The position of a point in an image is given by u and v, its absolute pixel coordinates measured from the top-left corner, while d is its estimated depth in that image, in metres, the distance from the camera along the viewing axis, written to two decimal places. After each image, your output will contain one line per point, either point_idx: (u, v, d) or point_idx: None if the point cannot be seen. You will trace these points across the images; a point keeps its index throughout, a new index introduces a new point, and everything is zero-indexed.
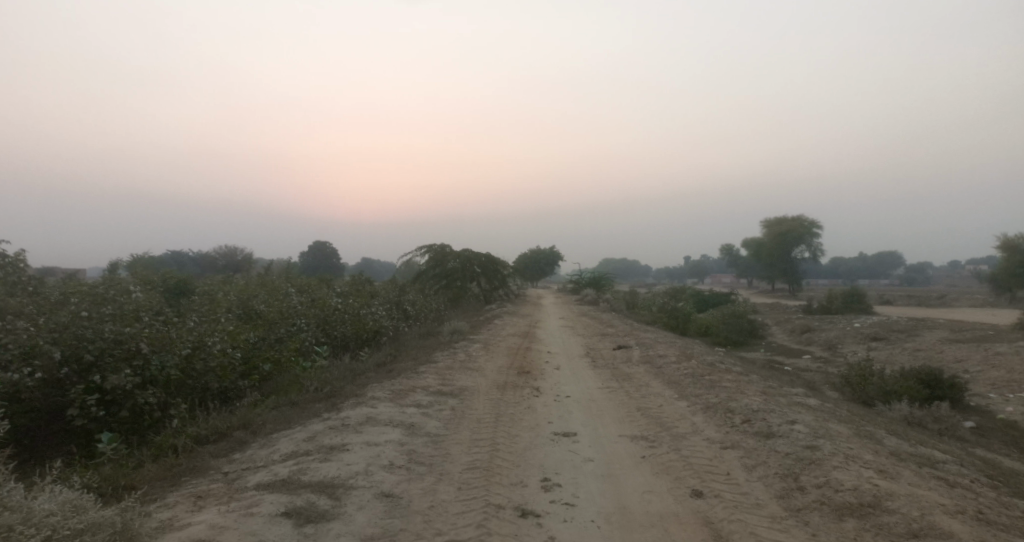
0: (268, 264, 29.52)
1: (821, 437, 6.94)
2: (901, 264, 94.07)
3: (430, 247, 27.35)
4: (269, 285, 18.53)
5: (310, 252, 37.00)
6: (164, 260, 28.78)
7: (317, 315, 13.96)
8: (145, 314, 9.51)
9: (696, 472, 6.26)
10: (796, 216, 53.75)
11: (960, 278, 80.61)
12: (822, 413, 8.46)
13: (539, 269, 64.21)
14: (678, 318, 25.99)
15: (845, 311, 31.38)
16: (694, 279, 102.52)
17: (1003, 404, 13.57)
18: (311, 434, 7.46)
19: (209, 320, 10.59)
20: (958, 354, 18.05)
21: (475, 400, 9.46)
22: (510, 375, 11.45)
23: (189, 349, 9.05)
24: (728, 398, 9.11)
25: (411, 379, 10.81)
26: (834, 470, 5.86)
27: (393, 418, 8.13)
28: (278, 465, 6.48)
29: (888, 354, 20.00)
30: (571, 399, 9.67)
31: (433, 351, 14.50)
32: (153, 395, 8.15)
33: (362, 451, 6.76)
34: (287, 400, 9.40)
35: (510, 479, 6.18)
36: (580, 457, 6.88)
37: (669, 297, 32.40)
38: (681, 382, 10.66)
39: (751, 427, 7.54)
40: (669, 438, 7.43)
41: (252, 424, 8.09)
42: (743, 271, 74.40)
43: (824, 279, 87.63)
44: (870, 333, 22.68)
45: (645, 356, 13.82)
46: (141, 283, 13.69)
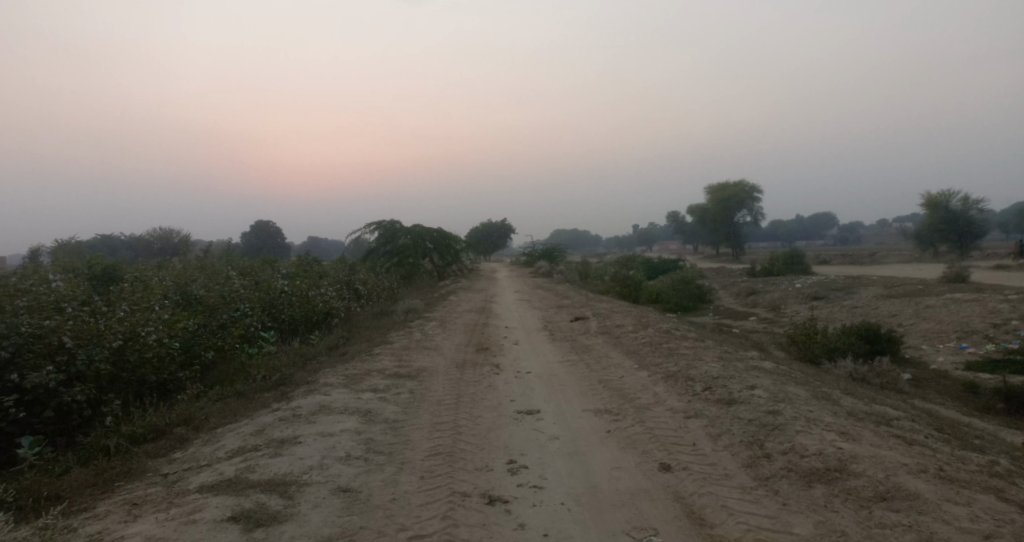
0: (208, 246, 28.44)
1: (782, 401, 6.93)
2: (837, 225, 97.41)
3: (378, 224, 26.76)
4: (210, 269, 17.74)
5: (253, 232, 35.84)
6: (96, 246, 27.42)
7: (263, 299, 13.42)
8: (68, 306, 8.91)
9: (662, 444, 6.18)
10: (739, 181, 54.65)
11: (892, 236, 83.86)
12: (779, 375, 8.50)
13: (489, 242, 63.98)
14: (629, 285, 26.20)
15: (786, 272, 32.18)
16: (643, 247, 103.93)
17: (935, 354, 14.08)
18: (259, 427, 7.10)
19: (142, 309, 10.01)
20: (893, 308, 18.66)
21: (434, 381, 9.21)
22: (468, 353, 11.21)
23: (119, 341, 8.58)
24: (687, 366, 9.09)
25: (365, 362, 10.48)
26: (798, 435, 5.84)
27: (348, 405, 7.81)
28: (224, 463, 6.12)
29: (829, 313, 20.56)
30: (531, 374, 9.51)
31: (387, 331, 14.16)
32: (79, 392, 7.77)
33: (315, 443, 6.44)
34: (233, 391, 8.97)
35: (475, 464, 5.99)
36: (545, 435, 6.73)
37: (619, 266, 32.62)
38: (639, 352, 10.62)
39: (713, 395, 7.51)
40: (633, 410, 7.35)
41: (195, 418, 7.67)
42: (689, 237, 75.87)
43: (765, 243, 89.94)
44: (811, 293, 23.26)
45: (601, 326, 13.80)
46: (68, 273, 12.90)
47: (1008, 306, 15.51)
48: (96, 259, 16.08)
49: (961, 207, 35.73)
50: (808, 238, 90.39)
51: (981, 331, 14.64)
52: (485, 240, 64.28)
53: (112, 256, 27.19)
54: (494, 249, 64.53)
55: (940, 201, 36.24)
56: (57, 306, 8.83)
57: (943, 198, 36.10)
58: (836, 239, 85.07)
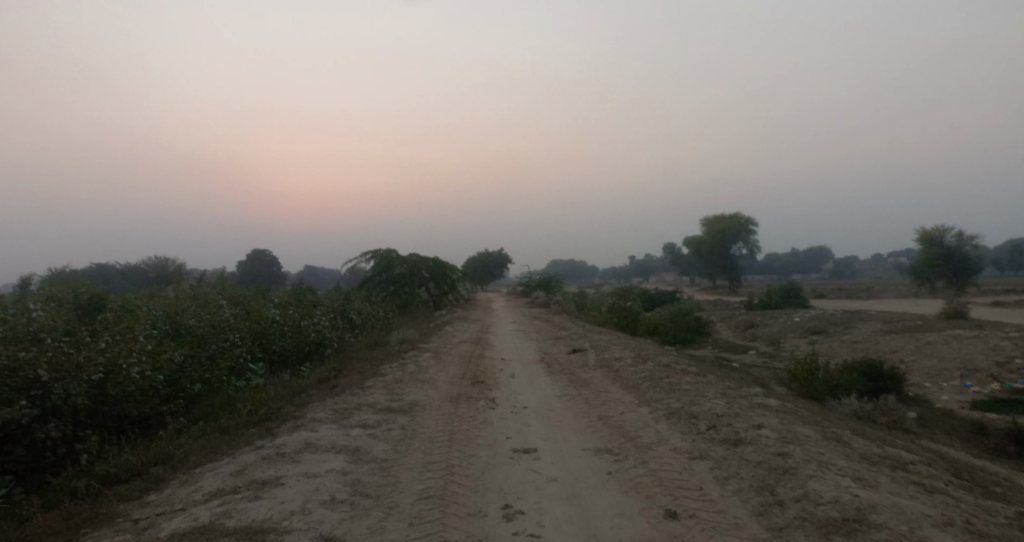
0: (203, 275, 28.14)
1: (791, 442, 6.60)
2: (832, 258, 97.54)
3: (374, 253, 26.51)
4: (202, 298, 17.40)
5: (250, 261, 35.60)
6: (90, 274, 27.13)
7: (253, 329, 13.07)
8: (48, 337, 8.57)
9: (667, 488, 5.84)
10: (734, 213, 54.67)
11: (888, 270, 83.89)
12: (785, 414, 8.16)
13: (485, 273, 63.78)
14: (626, 316, 25.88)
15: (784, 305, 31.89)
16: (638, 278, 103.75)
17: (939, 392, 13.75)
18: (240, 467, 6.72)
19: (126, 340, 9.66)
20: (894, 344, 18.35)
21: (426, 416, 8.84)
22: (462, 386, 10.85)
23: (100, 374, 8.22)
24: (689, 403, 8.75)
25: (355, 395, 10.11)
26: (810, 480, 5.51)
27: (335, 443, 7.44)
28: (200, 507, 5.75)
29: (828, 348, 20.23)
30: (527, 409, 9.16)
31: (379, 362, 13.78)
32: (55, 428, 7.39)
33: (299, 485, 6.07)
34: (217, 427, 8.59)
35: (468, 508, 5.64)
36: (542, 476, 6.37)
37: (616, 297, 32.32)
38: (639, 386, 10.27)
39: (718, 435, 7.17)
40: (635, 450, 7.00)
41: (174, 457, 7.29)
42: (685, 269, 75.76)
43: (760, 276, 89.89)
44: (810, 327, 22.94)
45: (599, 359, 13.45)
46: (54, 302, 12.56)
47: (1012, 344, 15.22)
48: (86, 287, 15.76)
49: (956, 241, 35.56)
50: (804, 271, 90.36)
51: (985, 368, 14.32)
52: (481, 270, 64.11)
53: (106, 285, 26.83)
54: (490, 279, 64.24)
55: (934, 236, 36.04)
56: (37, 337, 8.49)
57: (937, 234, 35.98)
58: (831, 273, 85.09)
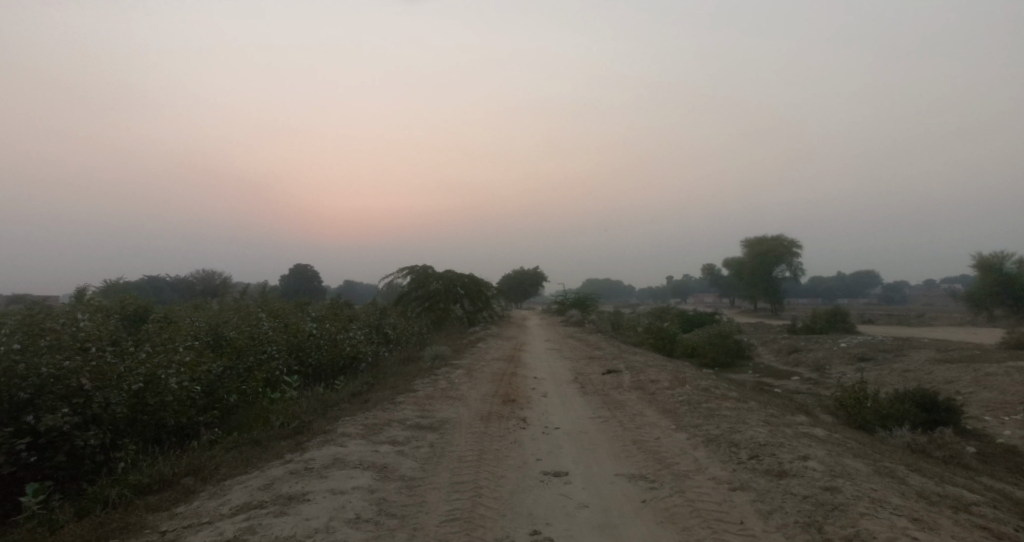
0: (246, 288, 28.59)
1: (840, 476, 6.23)
2: (879, 283, 94.73)
3: (411, 269, 26.62)
4: (242, 310, 17.61)
5: (292, 275, 36.11)
6: (139, 285, 27.81)
7: (289, 342, 13.13)
8: (91, 345, 8.67)
9: (705, 520, 5.53)
10: (777, 235, 53.53)
11: (939, 297, 81.07)
12: (833, 446, 7.76)
13: (523, 291, 63.64)
14: (664, 338, 25.38)
15: (829, 331, 30.93)
16: (677, 299, 102.31)
17: (998, 426, 13.03)
18: (268, 481, 6.63)
19: (166, 349, 9.75)
20: (948, 374, 17.55)
21: (457, 435, 8.67)
22: (495, 405, 10.66)
23: (139, 384, 8.27)
24: (730, 430, 8.40)
25: (387, 411, 10.00)
26: (862, 518, 5.16)
27: (363, 459, 7.31)
28: (225, 521, 5.66)
29: (877, 376, 19.46)
30: (560, 431, 8.92)
31: (412, 377, 13.69)
32: (94, 436, 7.43)
33: (324, 502, 5.94)
34: (248, 438, 8.57)
35: (496, 533, 5.43)
36: (574, 502, 6.12)
37: (654, 318, 31.80)
38: (677, 411, 9.93)
39: (760, 465, 6.82)
40: (672, 478, 6.70)
41: (204, 468, 7.25)
42: (726, 291, 74.34)
43: (804, 300, 87.81)
44: (858, 353, 22.15)
45: (636, 381, 13.12)
46: (100, 311, 12.81)
47: None
48: (131, 297, 16.10)
49: (1018, 269, 34.24)
50: (850, 296, 87.89)
51: None
52: (518, 288, 63.93)
53: (153, 297, 27.44)
54: (527, 297, 64.03)
55: (994, 263, 34.82)
56: (80, 344, 8.59)
57: (997, 261, 34.76)
58: (878, 298, 82.62)
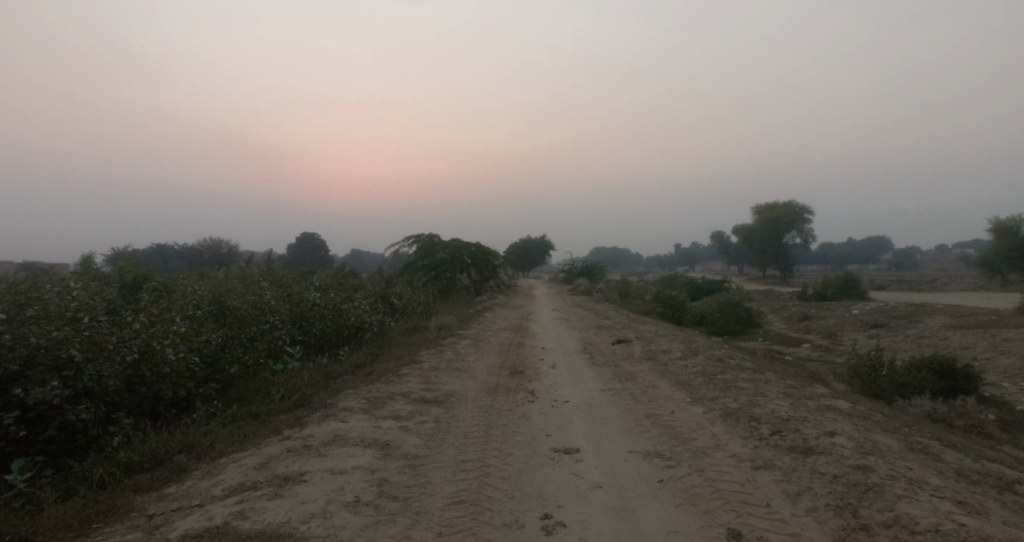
0: (252, 257, 28.26)
1: (871, 454, 5.84)
2: (890, 250, 93.68)
3: (417, 237, 26.24)
4: (247, 280, 17.28)
5: (298, 244, 35.78)
6: (147, 255, 27.59)
7: (292, 312, 12.79)
8: (83, 316, 8.32)
9: (728, 502, 5.17)
10: (788, 201, 52.59)
11: (951, 262, 80.06)
12: (858, 420, 7.35)
13: (530, 259, 63.24)
14: (672, 306, 24.98)
15: (841, 297, 30.39)
16: (685, 267, 101.53)
17: (1018, 393, 12.62)
18: (264, 460, 6.29)
19: (162, 320, 9.39)
20: (964, 340, 17.08)
21: (463, 409, 8.32)
22: (502, 376, 10.30)
23: (133, 355, 7.93)
24: (749, 403, 8.00)
25: (392, 383, 9.66)
26: (901, 502, 4.77)
27: (365, 436, 6.95)
28: (216, 504, 5.32)
29: (890, 343, 19.02)
30: (570, 404, 8.54)
31: (418, 348, 13.34)
32: (86, 409, 7.09)
33: (322, 483, 5.59)
34: (247, 413, 8.24)
35: (504, 517, 5.08)
36: (586, 482, 5.75)
37: (662, 286, 31.32)
38: (691, 383, 9.54)
39: (783, 442, 6.43)
40: (690, 455, 6.34)
41: (198, 445, 6.92)
42: (735, 257, 73.53)
43: (813, 267, 87.01)
44: (870, 320, 21.67)
45: (646, 351, 12.73)
46: (98, 281, 12.46)
47: None
48: (134, 266, 15.76)
49: None
50: (860, 262, 87.01)
51: None
52: (524, 257, 63.45)
53: (159, 267, 27.17)
54: (534, 266, 63.56)
55: (1009, 227, 33.94)
56: (71, 315, 8.23)
57: (1012, 224, 33.91)
58: (889, 264, 81.71)
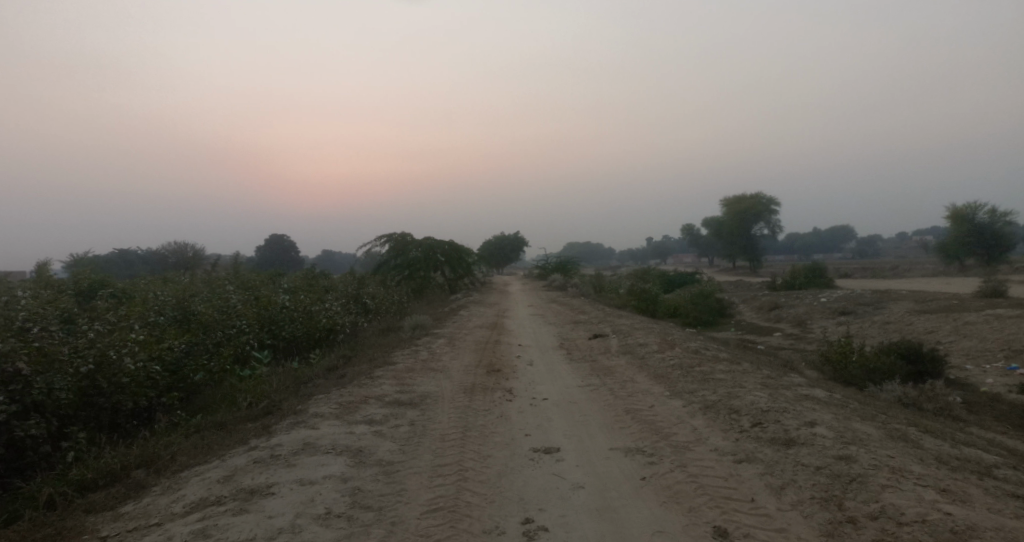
0: (220, 261, 27.63)
1: (852, 443, 5.78)
2: (854, 238, 95.46)
3: (388, 237, 25.90)
4: (213, 284, 16.79)
5: (267, 246, 35.14)
6: (110, 261, 26.83)
7: (260, 315, 12.44)
8: (33, 327, 7.93)
9: (712, 498, 5.06)
10: (754, 193, 53.16)
11: (913, 248, 81.90)
12: (837, 409, 7.32)
13: (502, 256, 63.06)
14: (645, 299, 25.03)
15: (808, 286, 30.76)
16: (656, 260, 102.23)
17: (984, 374, 12.80)
18: (230, 472, 6.03)
19: (121, 328, 9.01)
20: (930, 325, 17.34)
21: (438, 411, 8.11)
22: (477, 376, 10.11)
23: (88, 367, 7.56)
24: (728, 395, 7.91)
25: (364, 387, 9.40)
26: (886, 492, 4.71)
27: (337, 443, 6.71)
28: (177, 523, 5.06)
29: (859, 329, 19.25)
30: (548, 402, 8.38)
31: (391, 349, 13.08)
32: (36, 425, 6.72)
33: (291, 495, 5.36)
34: (212, 422, 7.93)
35: (483, 524, 4.90)
36: (566, 483, 5.60)
37: (634, 279, 31.38)
38: (669, 376, 9.46)
39: (764, 434, 6.35)
40: (671, 450, 6.22)
41: (159, 459, 6.61)
42: (705, 249, 74.23)
43: (780, 257, 88.34)
44: (838, 307, 21.92)
45: (622, 345, 12.64)
46: (53, 290, 11.97)
47: None
48: (93, 272, 15.23)
49: (990, 218, 34.09)
50: (825, 251, 88.59)
51: None
52: (497, 254, 63.34)
53: (123, 273, 26.42)
54: (507, 263, 63.50)
55: (967, 213, 34.65)
56: (20, 326, 7.82)
57: (969, 211, 34.59)
58: (853, 252, 83.35)
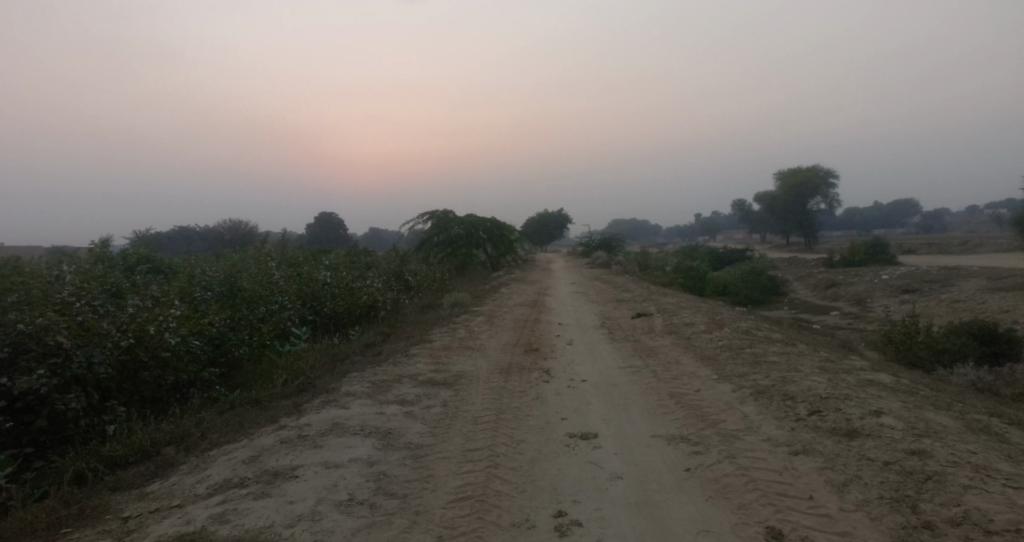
0: (270, 238, 27.97)
1: (926, 436, 5.21)
2: (916, 213, 91.17)
3: (432, 214, 25.71)
4: (259, 260, 16.84)
5: (317, 224, 35.50)
6: (169, 238, 27.54)
7: (301, 291, 12.32)
8: (76, 301, 7.87)
9: (766, 494, 4.59)
10: (812, 166, 50.99)
11: (981, 224, 77.74)
12: (906, 396, 6.69)
13: (547, 234, 62.49)
14: (693, 277, 24.23)
15: (868, 263, 29.31)
16: (706, 237, 99.90)
17: None
18: (255, 453, 5.82)
19: (164, 302, 8.92)
20: (1004, 304, 16.19)
21: (473, 391, 7.79)
22: (516, 355, 9.76)
23: (128, 340, 7.47)
24: (782, 380, 7.35)
25: (400, 365, 9.16)
26: (969, 495, 4.18)
27: (365, 424, 6.44)
28: (196, 505, 4.86)
29: (924, 308, 18.15)
30: (587, 384, 7.96)
31: (430, 327, 12.84)
32: (76, 399, 6.62)
33: (314, 479, 5.10)
34: (247, 398, 7.78)
35: (513, 516, 4.55)
36: (604, 472, 5.19)
37: (682, 257, 30.49)
38: (717, 358, 8.91)
39: (823, 423, 5.81)
40: (719, 439, 5.75)
41: (189, 436, 6.46)
42: (757, 226, 71.96)
43: (837, 233, 85.08)
44: (901, 285, 20.73)
45: (668, 324, 12.11)
46: (103, 265, 12.04)
47: None
48: (144, 247, 15.38)
49: None
50: (885, 227, 84.95)
51: None
52: (542, 231, 62.84)
53: (180, 250, 27.08)
54: (551, 240, 62.87)
55: None
56: (62, 299, 7.77)
57: None
58: (916, 228, 79.65)
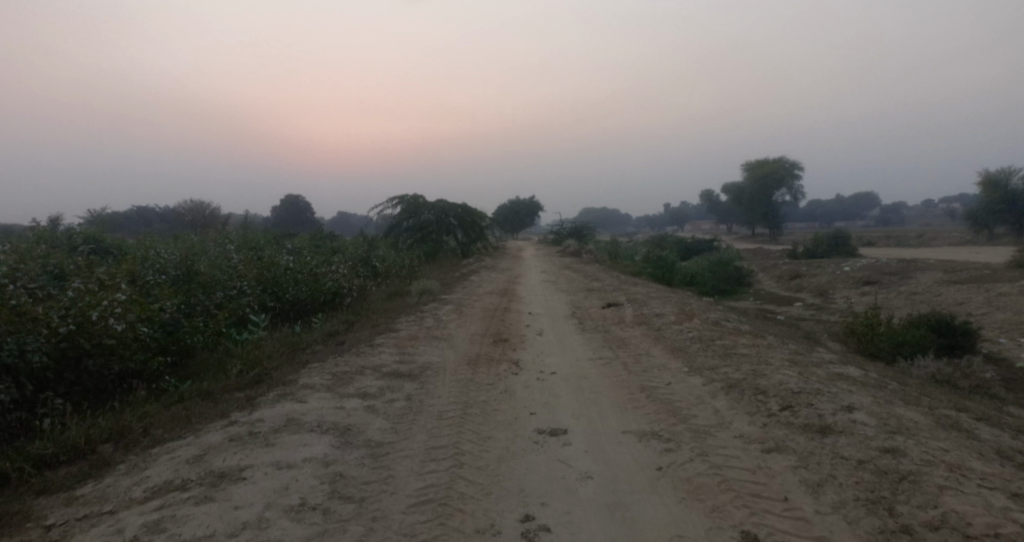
0: (233, 221, 27.17)
1: (899, 434, 5.11)
2: (877, 206, 93.12)
3: (400, 199, 25.20)
4: (220, 243, 16.23)
5: (283, 206, 34.64)
6: (128, 218, 26.56)
7: (262, 277, 11.87)
8: (12, 285, 7.38)
9: (739, 496, 4.42)
10: (778, 157, 51.57)
11: (938, 217, 79.79)
12: (876, 391, 6.62)
13: (517, 221, 62.18)
14: (662, 266, 24.24)
15: (830, 254, 29.73)
16: (674, 227, 100.72)
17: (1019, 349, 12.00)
18: (202, 452, 5.46)
19: (110, 286, 8.43)
20: (960, 296, 16.46)
21: (438, 384, 7.51)
22: (483, 345, 9.51)
23: (69, 328, 7.01)
24: (753, 374, 7.22)
25: (362, 355, 8.84)
26: (946, 497, 4.06)
27: (323, 420, 6.13)
28: (134, 510, 4.51)
29: (884, 300, 18.38)
30: (556, 376, 7.74)
31: (395, 315, 12.51)
32: (7, 391, 6.19)
33: (264, 482, 4.79)
34: (198, 390, 7.39)
35: (476, 522, 4.30)
36: (573, 472, 4.98)
37: (650, 246, 30.52)
38: (687, 350, 8.78)
39: (796, 419, 5.68)
40: (691, 435, 5.58)
41: (132, 432, 6.08)
42: (723, 216, 72.71)
43: (800, 224, 86.54)
44: (862, 277, 20.99)
45: (638, 315, 11.97)
46: (50, 247, 11.44)
47: None
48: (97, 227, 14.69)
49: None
50: (846, 219, 86.59)
51: None
52: (512, 219, 62.60)
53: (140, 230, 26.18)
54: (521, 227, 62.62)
55: (1000, 179, 33.10)
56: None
57: (1003, 176, 33.09)
58: (876, 221, 81.39)
